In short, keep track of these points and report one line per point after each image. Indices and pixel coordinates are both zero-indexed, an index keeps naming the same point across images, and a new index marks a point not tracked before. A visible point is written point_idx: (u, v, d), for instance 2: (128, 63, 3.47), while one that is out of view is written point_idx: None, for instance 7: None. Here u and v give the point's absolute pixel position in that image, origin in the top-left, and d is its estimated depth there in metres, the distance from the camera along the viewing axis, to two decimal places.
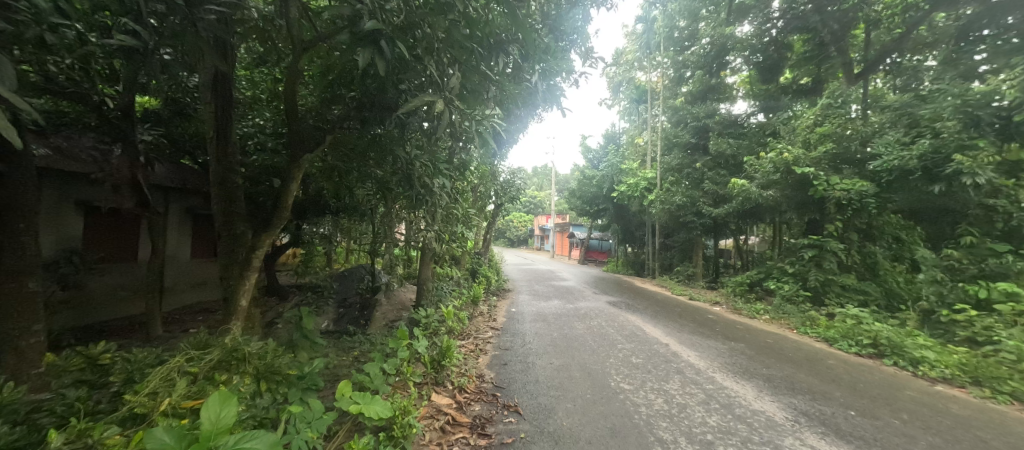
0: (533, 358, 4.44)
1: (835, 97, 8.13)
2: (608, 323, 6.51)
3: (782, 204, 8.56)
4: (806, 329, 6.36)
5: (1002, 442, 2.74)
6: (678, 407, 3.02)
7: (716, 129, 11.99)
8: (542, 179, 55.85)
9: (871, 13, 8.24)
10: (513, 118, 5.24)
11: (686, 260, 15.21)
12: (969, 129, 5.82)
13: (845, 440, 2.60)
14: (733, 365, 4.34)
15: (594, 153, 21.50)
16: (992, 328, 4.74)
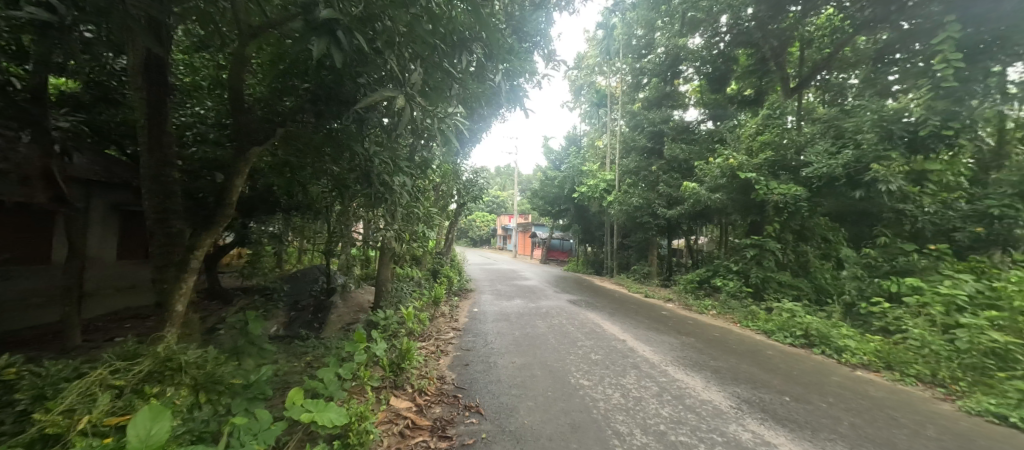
0: (495, 358, 4.43)
1: (774, 109, 8.83)
2: (569, 321, 6.63)
3: (728, 207, 9.17)
4: (748, 323, 6.86)
5: (909, 419, 3.11)
6: (634, 400, 3.14)
7: (670, 135, 12.62)
8: (505, 178, 56.06)
9: (805, 33, 9.02)
10: (479, 116, 5.22)
11: (643, 259, 15.91)
12: (884, 142, 6.55)
13: (782, 424, 2.83)
14: (684, 358, 4.58)
15: (556, 154, 21.87)
16: (900, 318, 5.34)
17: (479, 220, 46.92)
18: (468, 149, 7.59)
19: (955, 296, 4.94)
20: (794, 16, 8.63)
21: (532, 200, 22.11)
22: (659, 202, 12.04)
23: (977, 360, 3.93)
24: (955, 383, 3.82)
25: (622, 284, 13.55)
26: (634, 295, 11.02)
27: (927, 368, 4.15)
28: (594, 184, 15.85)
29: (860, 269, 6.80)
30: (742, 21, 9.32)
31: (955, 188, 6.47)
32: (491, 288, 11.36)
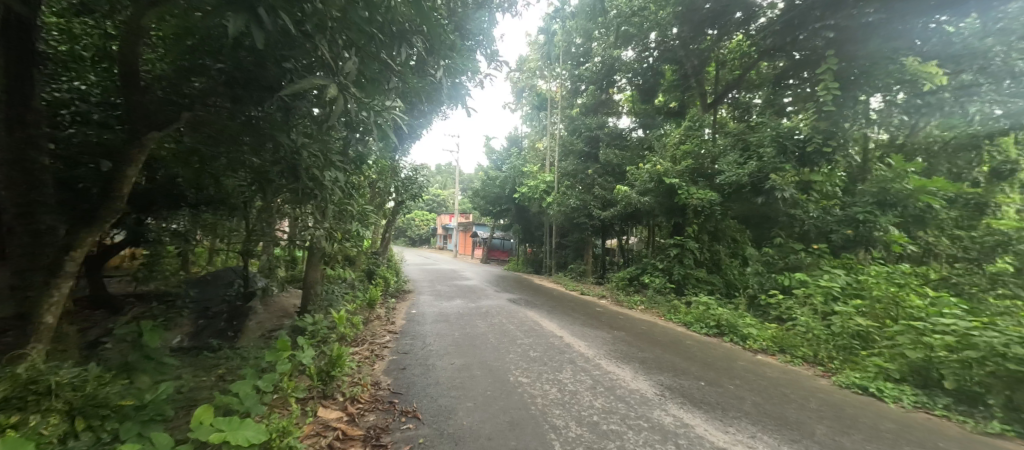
0: (434, 360, 4.33)
1: (694, 121, 9.74)
2: (509, 320, 6.70)
3: (655, 210, 9.91)
4: (671, 316, 7.49)
5: (797, 394, 3.63)
6: (570, 395, 3.26)
7: (605, 140, 13.30)
8: (446, 177, 55.10)
9: (720, 55, 10.06)
10: (420, 112, 5.08)
11: (579, 258, 16.61)
12: (780, 155, 7.56)
13: (698, 407, 3.12)
14: (616, 351, 4.85)
15: (498, 154, 22.01)
16: (791, 308, 6.20)
17: (419, 219, 45.65)
18: (407, 146, 7.31)
19: (831, 288, 5.86)
20: (711, 39, 9.57)
21: (474, 200, 22.02)
22: (594, 204, 12.65)
23: (846, 341, 4.69)
24: (831, 361, 4.53)
25: (560, 282, 14.04)
26: (571, 292, 11.48)
27: (810, 349, 4.85)
28: (534, 185, 16.23)
29: (761, 266, 7.77)
30: (668, 40, 10.17)
31: (832, 197, 7.65)
32: (430, 288, 11.10)
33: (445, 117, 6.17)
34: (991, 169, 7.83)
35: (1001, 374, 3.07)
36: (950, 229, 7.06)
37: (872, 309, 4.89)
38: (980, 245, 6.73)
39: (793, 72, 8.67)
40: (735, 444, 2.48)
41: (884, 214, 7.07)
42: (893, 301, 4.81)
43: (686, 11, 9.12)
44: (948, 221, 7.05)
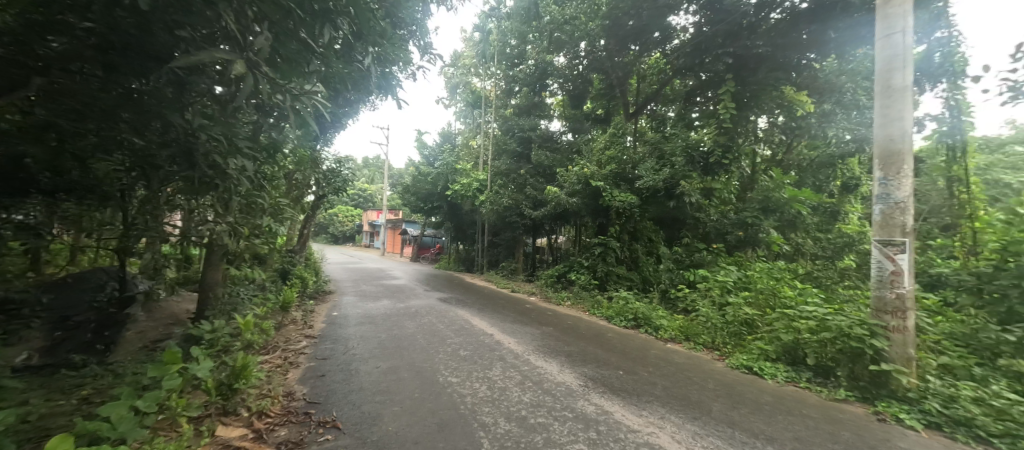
0: (357, 365, 4.07)
1: (618, 129, 10.46)
2: (439, 319, 6.57)
3: (581, 211, 10.45)
4: (594, 310, 7.98)
5: (700, 377, 4.09)
6: (499, 391, 3.30)
7: (537, 142, 13.63)
8: (375, 171, 52.27)
9: (640, 69, 10.90)
10: (346, 100, 4.73)
11: (511, 256, 16.92)
12: (688, 165, 8.47)
13: (617, 394, 3.36)
14: (544, 347, 5.02)
15: (431, 149, 21.53)
16: (694, 300, 6.97)
17: (343, 215, 42.82)
18: (331, 135, 6.79)
19: (726, 282, 6.71)
20: (634, 53, 10.34)
21: (405, 196, 21.25)
22: (525, 203, 12.94)
23: (737, 327, 5.40)
24: (724, 346, 5.19)
25: (491, 280, 14.18)
26: (502, 290, 11.64)
27: (709, 336, 5.51)
28: (467, 184, 16.17)
29: (672, 263, 8.62)
30: (597, 50, 10.83)
31: (729, 202, 8.76)
32: (354, 288, 10.44)
33: (376, 110, 5.94)
34: (842, 184, 9.57)
35: (845, 350, 3.79)
36: (814, 232, 8.52)
37: (756, 299, 5.71)
38: (834, 245, 8.37)
39: (700, 90, 9.75)
40: (647, 426, 2.72)
41: (766, 218, 8.31)
42: (772, 292, 5.66)
43: (612, 25, 9.73)
44: (813, 225, 8.50)
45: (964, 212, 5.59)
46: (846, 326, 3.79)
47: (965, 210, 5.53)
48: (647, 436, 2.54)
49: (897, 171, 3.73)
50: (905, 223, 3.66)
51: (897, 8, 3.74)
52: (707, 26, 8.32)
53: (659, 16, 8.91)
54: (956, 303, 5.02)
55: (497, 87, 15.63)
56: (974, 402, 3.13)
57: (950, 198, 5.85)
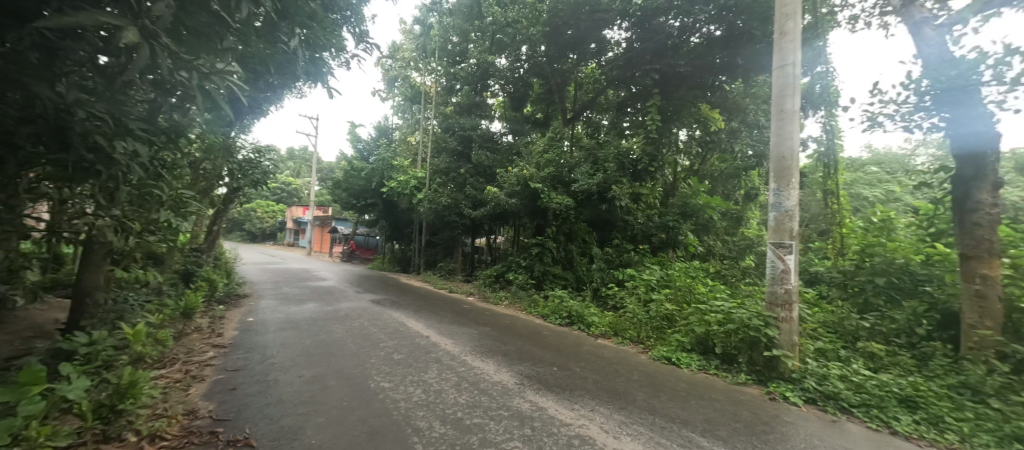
0: (276, 375, 3.71)
1: (556, 133, 10.81)
2: (371, 322, 6.24)
3: (520, 211, 10.63)
4: (531, 309, 8.16)
5: (626, 369, 4.39)
6: (435, 394, 3.23)
7: (478, 141, 13.50)
8: (300, 163, 48.20)
9: (578, 77, 11.42)
10: (266, 84, 4.28)
11: (448, 256, 16.64)
12: (618, 171, 9.08)
13: (551, 390, 3.47)
14: (482, 347, 5.01)
15: (365, 143, 20.40)
16: (622, 297, 7.45)
17: (262, 210, 39.01)
18: (248, 122, 6.13)
19: (650, 280, 7.27)
20: (573, 61, 10.86)
21: (336, 192, 19.90)
22: (464, 203, 12.82)
23: (659, 322, 5.87)
24: (648, 340, 5.63)
25: (428, 281, 13.81)
26: (439, 291, 11.40)
27: (635, 331, 5.92)
28: (404, 181, 15.63)
29: (603, 263, 9.14)
30: (537, 55, 11.10)
31: (654, 207, 9.50)
32: (273, 291, 9.51)
33: (303, 98, 5.46)
34: (745, 193, 10.70)
35: (746, 339, 4.31)
36: (722, 235, 9.56)
37: (675, 295, 6.26)
38: (738, 247, 9.40)
39: (631, 102, 10.44)
40: (579, 418, 2.84)
41: (685, 222, 9.17)
42: (689, 289, 6.25)
43: (552, 32, 10.12)
44: (722, 229, 9.52)
45: (836, 219, 6.65)
46: (746, 318, 4.32)
47: (836, 218, 6.58)
48: (578, 428, 2.66)
49: (788, 183, 4.32)
50: (793, 228, 4.26)
51: (790, 43, 4.34)
52: (636, 42, 9.11)
53: (595, 28, 9.49)
54: (827, 296, 5.96)
55: (438, 84, 15.30)
56: (840, 379, 3.75)
57: (824, 207, 6.93)
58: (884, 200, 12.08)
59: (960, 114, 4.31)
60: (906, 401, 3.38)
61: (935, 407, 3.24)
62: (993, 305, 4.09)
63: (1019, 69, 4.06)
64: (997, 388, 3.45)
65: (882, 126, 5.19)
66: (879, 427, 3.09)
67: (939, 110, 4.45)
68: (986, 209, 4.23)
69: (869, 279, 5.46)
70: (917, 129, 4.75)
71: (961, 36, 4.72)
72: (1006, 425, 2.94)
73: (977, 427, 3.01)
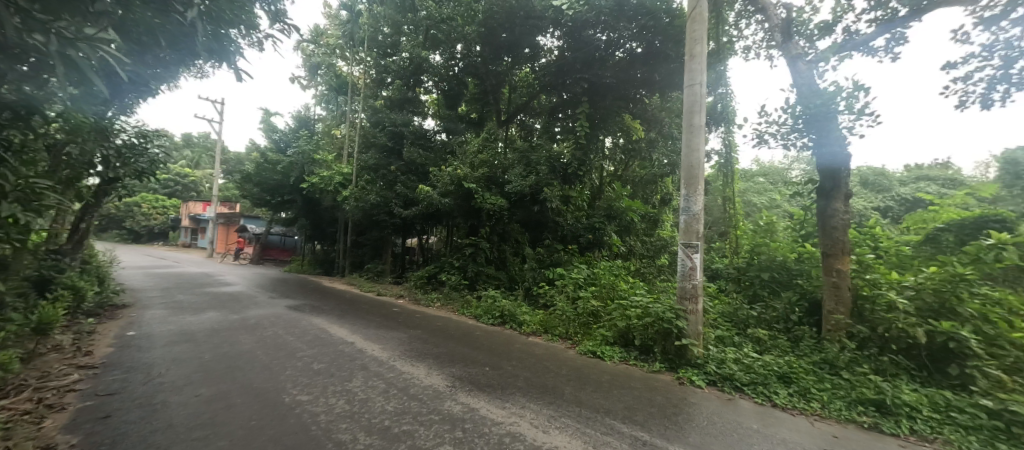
0: (164, 397, 3.19)
1: (490, 134, 10.87)
2: (286, 330, 5.68)
3: (454, 211, 10.47)
4: (463, 310, 8.10)
5: (555, 365, 4.56)
6: (360, 403, 3.04)
7: (409, 138, 12.84)
8: (199, 153, 42.20)
9: (512, 80, 11.52)
10: (154, 59, 3.65)
11: (376, 257, 15.80)
12: (549, 174, 9.47)
13: (482, 391, 3.47)
14: (412, 351, 4.83)
15: (282, 134, 18.54)
16: (552, 295, 7.72)
17: (148, 205, 33.54)
18: (132, 101, 5.23)
19: (578, 279, 7.64)
20: (507, 63, 10.96)
21: (246, 186, 17.83)
22: (395, 202, 12.28)
23: (586, 318, 6.18)
24: (575, 335, 5.92)
25: (354, 284, 12.95)
26: (366, 294, 10.77)
27: (564, 328, 6.17)
28: (328, 177, 14.52)
29: (535, 263, 9.41)
30: (472, 55, 11.11)
31: (582, 209, 10.00)
32: (163, 300, 8.18)
33: (203, 78, 4.78)
34: (661, 197, 11.12)
35: (660, 330, 4.73)
36: (642, 236, 10.30)
37: (601, 291, 6.66)
38: (654, 246, 10.22)
39: (562, 107, 10.88)
40: (510, 416, 2.88)
41: (609, 223, 9.80)
42: (612, 286, 6.68)
43: (487, 33, 10.25)
44: (643, 230, 10.28)
45: (732, 222, 7.61)
46: (661, 311, 4.74)
47: (733, 221, 7.53)
48: (509, 426, 2.69)
49: (696, 189, 4.83)
50: (699, 230, 4.78)
51: (699, 65, 4.86)
52: (568, 52, 9.80)
53: (528, 33, 9.98)
54: (725, 290, 6.78)
55: (366, 75, 14.31)
56: (735, 362, 4.29)
57: (724, 211, 7.88)
58: (768, 205, 14.41)
59: (824, 137, 5.19)
60: (783, 377, 3.98)
61: (804, 380, 3.87)
62: (845, 293, 5.01)
63: (864, 103, 5.03)
64: (847, 362, 4.22)
65: (768, 142, 6.06)
66: (764, 401, 3.60)
67: (808, 132, 5.32)
68: (840, 215, 5.16)
69: (757, 274, 6.32)
70: (792, 147, 5.63)
71: (824, 72, 5.71)
72: (852, 392, 3.61)
73: (833, 394, 3.65)
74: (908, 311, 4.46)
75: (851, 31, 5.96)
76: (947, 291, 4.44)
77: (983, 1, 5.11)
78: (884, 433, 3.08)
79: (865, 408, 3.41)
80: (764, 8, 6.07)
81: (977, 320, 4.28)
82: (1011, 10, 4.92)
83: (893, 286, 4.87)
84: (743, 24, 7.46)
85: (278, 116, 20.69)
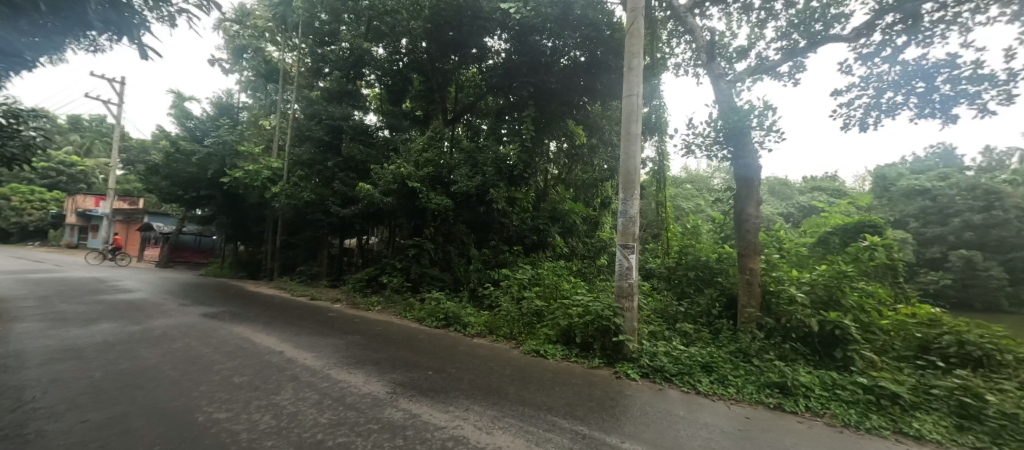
0: (38, 426, 2.68)
1: (436, 132, 10.66)
2: (201, 341, 5.07)
3: (396, 210, 10.08)
4: (406, 313, 7.83)
5: (500, 365, 4.58)
6: (288, 417, 2.79)
7: (349, 133, 11.90)
8: (92, 139, 36.38)
9: (459, 80, 11.48)
10: (25, 25, 3.03)
11: (309, 259, 14.72)
12: (495, 175, 9.51)
13: (425, 395, 3.39)
14: (349, 358, 4.58)
15: (198, 122, 16.54)
16: (497, 295, 7.75)
17: (20, 198, 28.19)
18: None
19: (523, 279, 7.73)
20: (454, 62, 11.06)
21: (152, 178, 15.71)
22: (332, 200, 11.55)
23: (530, 318, 6.29)
24: (519, 335, 6.01)
25: (284, 288, 11.93)
26: (299, 299, 10.00)
27: (508, 328, 6.22)
28: (254, 171, 13.31)
29: (480, 264, 9.40)
30: (418, 52, 10.98)
31: (527, 210, 10.17)
32: (38, 310, 6.89)
33: (98, 53, 4.14)
34: (601, 200, 11.48)
35: (599, 328, 4.95)
36: (584, 237, 10.66)
37: (544, 291, 6.83)
38: (596, 247, 10.56)
39: (509, 110, 11.03)
40: (453, 420, 2.84)
41: (553, 225, 10.10)
42: (555, 286, 6.88)
43: (434, 30, 10.27)
44: (584, 232, 10.67)
45: (663, 225, 8.21)
46: (600, 309, 4.98)
47: (664, 224, 8.11)
48: (452, 430, 2.64)
49: (633, 193, 5.14)
50: (635, 232, 5.08)
51: (636, 77, 5.19)
52: (515, 55, 10.00)
53: (475, 34, 10.08)
54: (657, 288, 7.27)
55: (300, 63, 13.46)
56: (665, 355, 4.63)
57: (656, 215, 8.46)
58: (694, 209, 15.74)
59: (740, 149, 5.81)
60: (706, 366, 4.37)
61: (723, 368, 4.28)
62: (756, 289, 5.63)
63: (772, 120, 5.70)
64: (757, 350, 4.76)
65: (695, 152, 6.62)
66: (689, 390, 3.93)
67: (727, 144, 5.91)
68: (753, 220, 5.78)
69: (684, 273, 6.87)
70: (714, 158, 6.21)
71: (740, 91, 6.38)
72: (761, 377, 4.07)
73: (746, 380, 4.08)
74: (805, 304, 5.12)
75: (762, 56, 6.73)
76: (833, 286, 5.19)
77: (862, 40, 6.03)
78: (786, 411, 3.51)
79: (771, 390, 3.86)
80: (692, 29, 6.64)
81: (856, 310, 5.04)
82: (882, 49, 5.88)
83: (793, 282, 5.57)
84: (674, 43, 8.11)
85: (193, 101, 18.54)
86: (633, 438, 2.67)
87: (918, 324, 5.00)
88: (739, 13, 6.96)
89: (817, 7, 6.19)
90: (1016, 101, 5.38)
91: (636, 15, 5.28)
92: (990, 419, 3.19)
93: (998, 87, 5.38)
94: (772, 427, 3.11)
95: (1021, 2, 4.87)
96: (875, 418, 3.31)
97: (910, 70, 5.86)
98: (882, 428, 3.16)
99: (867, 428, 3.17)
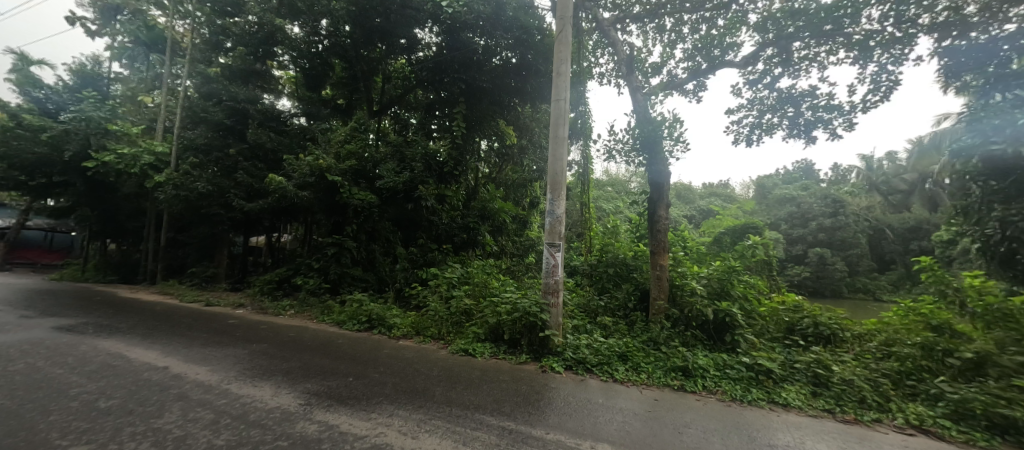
0: None
1: (360, 123, 10.01)
2: (53, 361, 4.13)
3: (313, 205, 9.24)
4: (323, 317, 7.22)
5: (427, 367, 4.45)
6: (174, 443, 2.40)
7: (256, 119, 10.70)
8: None
9: (387, 70, 10.99)
10: None
11: (205, 259, 12.87)
12: (423, 172, 9.27)
13: (344, 404, 3.16)
14: (253, 369, 4.08)
15: (51, 92, 13.40)
16: (425, 295, 7.51)
17: None
18: None
19: (451, 278, 7.55)
20: (381, 51, 10.50)
21: None
22: (234, 192, 10.18)
23: (458, 317, 6.21)
24: (448, 335, 5.90)
25: (169, 293, 10.21)
26: (190, 305, 8.66)
27: (436, 328, 6.08)
28: (129, 154, 11.17)
29: (407, 263, 9.09)
30: (340, 36, 10.07)
31: (457, 208, 10.00)
32: None
33: None
34: (530, 200, 11.70)
35: (526, 324, 5.05)
36: (513, 236, 10.83)
37: (473, 290, 6.80)
38: (523, 245, 10.78)
39: (439, 105, 10.75)
40: (376, 427, 2.69)
41: (483, 223, 10.09)
42: (484, 284, 6.88)
43: (359, 14, 9.61)
44: (513, 230, 10.85)
45: (587, 225, 8.70)
46: (528, 306, 5.09)
47: (587, 224, 8.66)
48: (374, 438, 2.51)
49: (559, 194, 5.34)
50: (560, 231, 5.28)
51: (564, 83, 5.39)
52: (446, 50, 9.94)
53: (404, 24, 9.77)
54: (580, 284, 7.66)
55: (196, 34, 11.87)
56: (587, 347, 4.91)
57: (581, 214, 8.92)
58: (613, 211, 17.09)
59: (654, 157, 6.40)
60: (622, 356, 4.73)
61: (636, 357, 4.67)
62: (664, 283, 6.22)
63: (680, 132, 6.37)
64: (665, 338, 5.30)
65: (616, 157, 7.11)
66: (607, 379, 4.23)
67: (643, 152, 6.49)
68: (663, 220, 6.38)
69: (605, 269, 7.37)
70: (631, 163, 6.81)
71: (654, 103, 7.01)
72: (668, 362, 4.53)
73: (656, 365, 4.51)
74: (702, 295, 5.82)
75: (672, 74, 7.46)
76: (725, 279, 6.01)
77: (749, 67, 7.01)
78: (687, 391, 3.96)
79: (675, 373, 4.32)
80: (614, 42, 7.16)
81: (741, 299, 5.88)
82: (764, 77, 6.90)
83: (694, 276, 6.26)
84: (598, 54, 8.66)
85: (45, 68, 15.10)
86: (557, 428, 2.79)
87: (786, 309, 5.99)
88: (654, 32, 7.61)
89: (715, 35, 7.03)
90: (855, 128, 6.68)
91: (564, 24, 5.47)
92: (834, 385, 3.94)
93: (844, 116, 6.62)
94: (675, 406, 3.48)
95: (859, 49, 6.07)
96: (755, 391, 3.88)
97: (783, 96, 6.96)
98: (759, 399, 3.73)
99: (749, 400, 3.71)
